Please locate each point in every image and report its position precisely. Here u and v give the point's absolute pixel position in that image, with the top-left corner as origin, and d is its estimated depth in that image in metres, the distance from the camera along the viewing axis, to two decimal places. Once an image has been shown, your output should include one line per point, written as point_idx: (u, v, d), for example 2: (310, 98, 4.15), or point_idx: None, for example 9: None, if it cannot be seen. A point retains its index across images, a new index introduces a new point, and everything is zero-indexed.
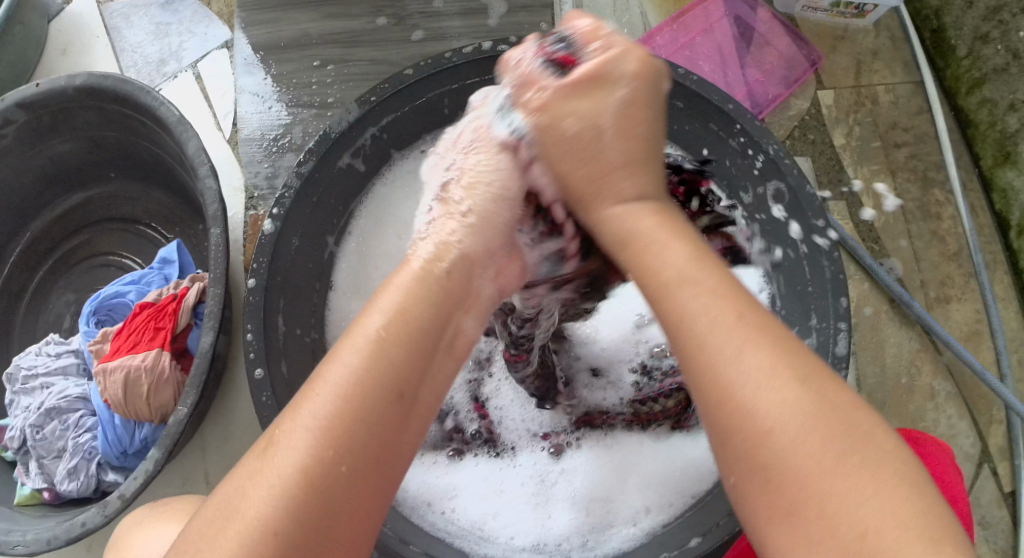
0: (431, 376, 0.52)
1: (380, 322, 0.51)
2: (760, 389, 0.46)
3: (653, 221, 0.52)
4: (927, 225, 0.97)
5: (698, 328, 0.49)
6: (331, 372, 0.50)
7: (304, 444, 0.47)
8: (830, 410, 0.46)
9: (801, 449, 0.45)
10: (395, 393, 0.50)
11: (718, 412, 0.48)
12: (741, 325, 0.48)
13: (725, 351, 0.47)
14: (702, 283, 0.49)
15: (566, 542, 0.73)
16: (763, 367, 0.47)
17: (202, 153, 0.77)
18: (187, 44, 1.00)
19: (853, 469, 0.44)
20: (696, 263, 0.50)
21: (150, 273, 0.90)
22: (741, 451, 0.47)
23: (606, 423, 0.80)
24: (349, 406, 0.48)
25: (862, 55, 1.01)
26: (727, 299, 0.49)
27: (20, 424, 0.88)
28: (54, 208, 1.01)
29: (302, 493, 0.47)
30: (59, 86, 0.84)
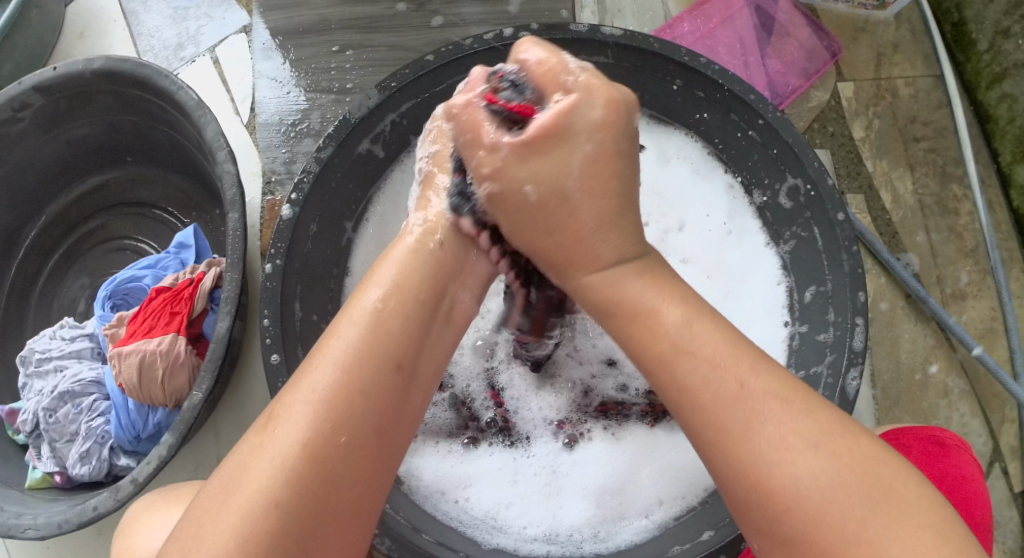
0: (427, 354, 0.54)
1: (377, 295, 0.53)
2: (774, 463, 0.47)
3: (642, 284, 0.53)
4: (944, 221, 0.96)
5: (710, 405, 0.49)
6: (331, 347, 0.51)
7: (305, 416, 0.47)
8: (850, 473, 0.46)
9: (822, 520, 0.45)
10: (393, 364, 0.51)
11: (738, 489, 0.48)
12: (747, 396, 0.49)
13: (728, 426, 0.48)
14: (701, 350, 0.50)
15: (578, 533, 0.73)
16: (774, 435, 0.47)
17: (220, 138, 0.77)
18: (205, 28, 1.00)
19: (877, 531, 0.45)
20: (692, 332, 0.51)
21: (165, 257, 0.90)
22: (766, 528, 0.47)
23: (620, 413, 0.79)
24: (348, 378, 0.49)
25: (883, 48, 1.00)
26: (725, 366, 0.50)
27: (33, 408, 0.87)
28: (69, 191, 1.01)
29: (302, 465, 0.46)
30: (76, 69, 0.84)
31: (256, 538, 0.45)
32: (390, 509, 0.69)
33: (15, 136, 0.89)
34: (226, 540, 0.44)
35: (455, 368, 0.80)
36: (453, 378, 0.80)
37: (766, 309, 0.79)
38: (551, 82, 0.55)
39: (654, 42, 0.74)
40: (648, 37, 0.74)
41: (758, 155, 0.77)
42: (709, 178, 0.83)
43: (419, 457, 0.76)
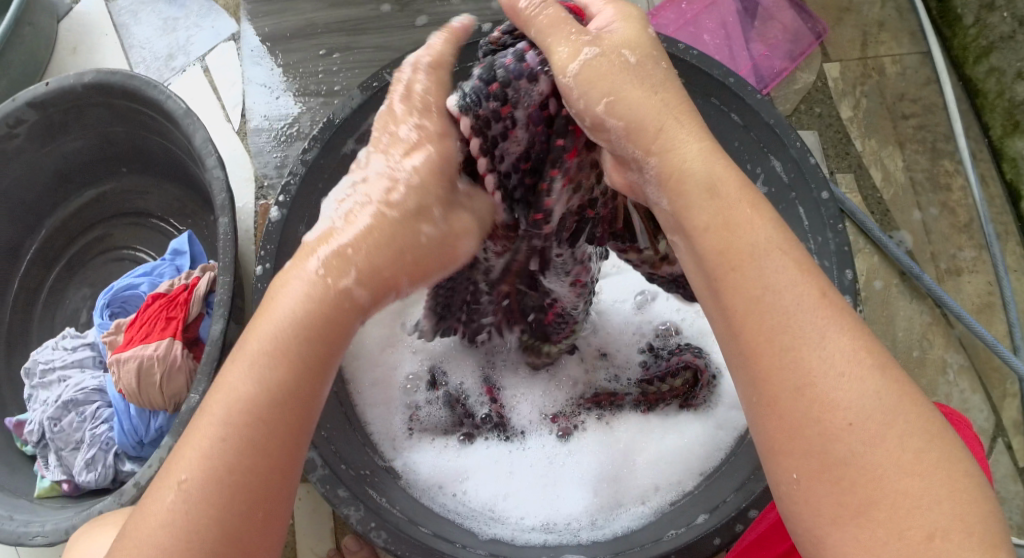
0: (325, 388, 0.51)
1: (270, 333, 0.49)
2: (840, 378, 0.43)
3: (728, 188, 0.48)
4: (936, 197, 0.96)
5: (777, 309, 0.45)
6: (227, 389, 0.47)
7: (213, 494, 0.45)
8: (911, 406, 0.43)
9: (880, 441, 0.42)
10: (299, 428, 0.48)
11: (792, 397, 0.44)
12: (826, 305, 0.45)
13: (806, 332, 0.44)
14: (790, 254, 0.47)
15: (576, 522, 0.73)
16: (847, 351, 0.44)
17: (208, 144, 0.78)
18: (194, 38, 1.01)
19: (929, 468, 0.41)
20: (784, 232, 0.47)
21: (161, 264, 0.91)
22: (813, 448, 0.43)
23: (613, 404, 0.80)
24: (252, 449, 0.46)
25: (868, 27, 1.00)
26: (810, 276, 0.46)
27: (39, 418, 0.89)
28: (67, 204, 1.02)
29: (218, 545, 0.44)
30: (67, 84, 0.85)
31: None
32: (386, 503, 0.69)
33: (11, 153, 0.90)
34: None
35: (450, 365, 0.82)
36: (447, 377, 0.81)
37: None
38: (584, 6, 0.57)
39: None
40: None
41: (739, 139, 0.77)
42: None
43: (415, 452, 0.77)
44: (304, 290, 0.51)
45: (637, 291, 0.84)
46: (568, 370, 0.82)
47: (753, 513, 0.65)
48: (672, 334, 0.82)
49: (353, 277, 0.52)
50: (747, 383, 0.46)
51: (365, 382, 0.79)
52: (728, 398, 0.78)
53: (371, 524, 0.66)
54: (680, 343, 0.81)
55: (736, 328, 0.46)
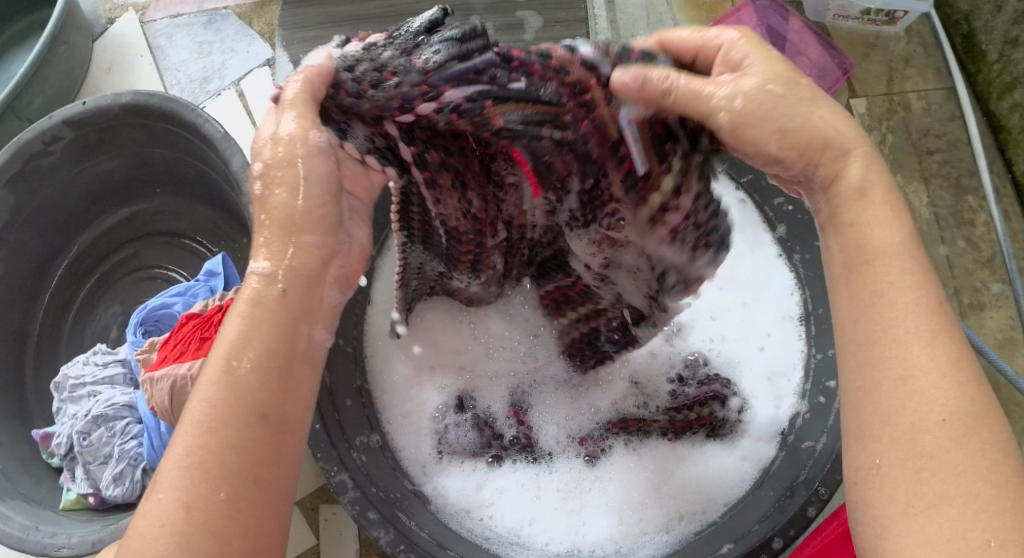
0: (295, 388, 0.51)
1: (229, 336, 0.49)
2: (947, 379, 0.45)
3: (877, 195, 0.50)
4: (960, 232, 0.97)
5: (899, 308, 0.47)
6: (189, 405, 0.48)
7: (180, 482, 0.45)
8: (993, 422, 0.44)
9: (963, 446, 0.43)
10: (257, 416, 0.48)
11: (889, 392, 0.46)
12: (942, 311, 0.47)
13: (917, 332, 0.46)
14: (917, 262, 0.48)
15: (601, 549, 0.74)
16: (952, 358, 0.45)
17: (246, 168, 0.79)
18: (229, 62, 1.02)
19: (1005, 476, 0.43)
20: (913, 241, 0.49)
21: (196, 284, 0.93)
22: (899, 437, 0.45)
23: (641, 430, 0.80)
24: (216, 438, 0.46)
25: (894, 62, 1.01)
26: (930, 288, 0.47)
27: (67, 431, 0.90)
28: (99, 222, 1.04)
29: (187, 530, 0.44)
30: (105, 105, 0.87)
31: None
32: (413, 525, 0.71)
33: (47, 169, 0.92)
34: None
35: (477, 390, 0.82)
36: (475, 399, 0.82)
37: (785, 343, 0.82)
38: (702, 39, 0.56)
39: None
40: None
41: None
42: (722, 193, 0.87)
43: (444, 477, 0.77)
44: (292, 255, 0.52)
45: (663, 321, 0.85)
46: (592, 396, 0.82)
47: (777, 544, 0.67)
48: (700, 364, 0.83)
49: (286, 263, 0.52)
50: (847, 368, 0.49)
51: (394, 412, 0.80)
52: (761, 428, 0.78)
53: (400, 546, 0.68)
54: (709, 374, 0.82)
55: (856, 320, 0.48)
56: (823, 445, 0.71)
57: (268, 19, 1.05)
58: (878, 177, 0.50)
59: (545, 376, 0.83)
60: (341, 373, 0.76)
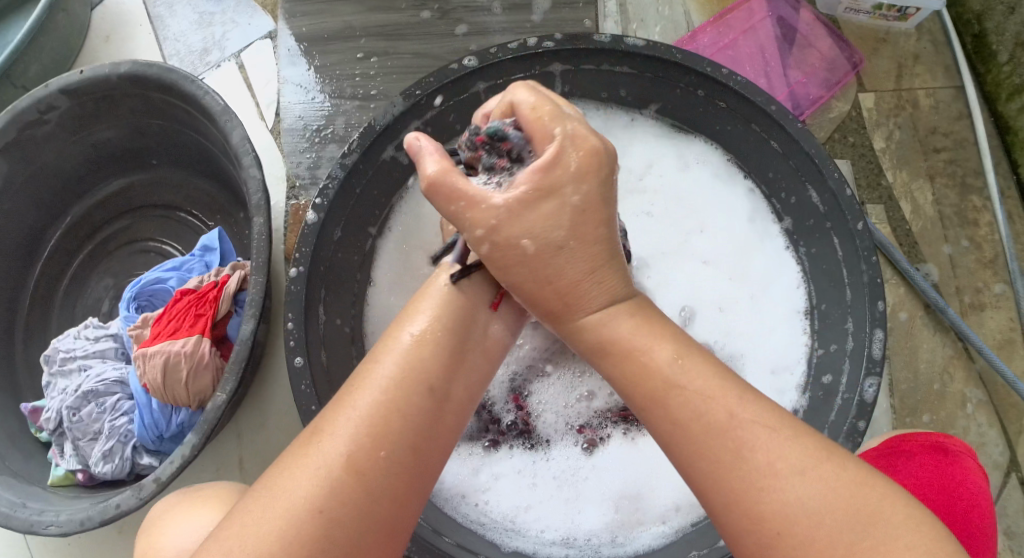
0: (461, 377, 0.58)
1: (416, 328, 0.57)
2: (764, 492, 0.49)
3: (634, 324, 0.56)
4: (963, 232, 0.96)
5: (694, 441, 0.52)
6: (373, 371, 0.55)
7: (348, 433, 0.52)
8: (841, 498, 0.49)
9: (811, 541, 0.48)
10: (427, 390, 0.55)
11: (735, 514, 0.50)
12: (733, 427, 0.51)
13: (723, 457, 0.51)
14: (689, 385, 0.53)
15: (597, 538, 0.74)
16: (764, 462, 0.50)
17: (246, 143, 0.78)
18: (231, 34, 1.00)
19: (860, 555, 0.47)
20: (680, 361, 0.54)
21: (191, 259, 0.91)
22: (753, 550, 0.49)
23: (641, 420, 0.79)
24: (389, 400, 0.53)
25: (904, 59, 1.01)
26: (717, 400, 0.52)
27: (56, 406, 0.89)
28: (94, 193, 1.02)
29: (345, 477, 0.50)
30: (103, 74, 0.85)
31: (299, 540, 0.49)
32: None
33: (42, 139, 0.90)
34: (272, 535, 0.49)
35: None
36: None
37: (788, 338, 0.81)
38: (540, 124, 0.57)
39: (678, 53, 0.75)
40: (672, 49, 0.76)
41: (779, 166, 0.79)
42: (731, 184, 0.85)
43: None
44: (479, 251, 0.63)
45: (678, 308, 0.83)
46: (594, 384, 0.80)
47: None
48: None
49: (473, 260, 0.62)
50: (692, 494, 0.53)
51: None
52: None
53: None
54: None
55: (679, 455, 0.53)
56: None
57: None
58: (629, 314, 0.57)
59: (568, 364, 0.80)
60: (337, 352, 0.74)
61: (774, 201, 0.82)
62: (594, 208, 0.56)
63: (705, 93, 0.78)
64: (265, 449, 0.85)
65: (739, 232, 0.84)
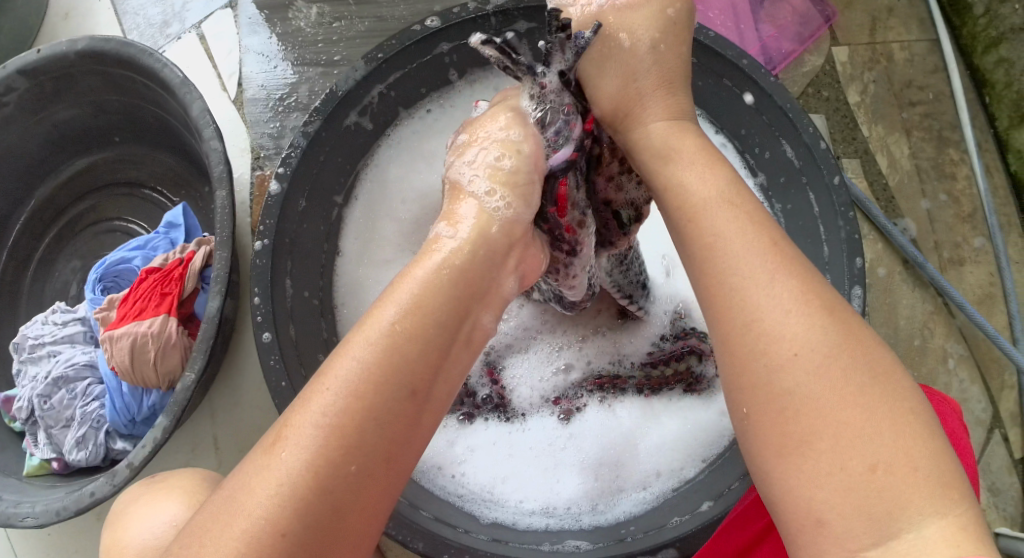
0: (446, 373, 0.48)
1: (396, 315, 0.47)
2: (788, 315, 0.45)
3: (693, 145, 0.53)
4: (941, 185, 0.95)
5: (727, 254, 0.48)
6: (341, 366, 0.45)
7: (312, 443, 0.43)
8: (855, 345, 0.45)
9: (824, 376, 0.44)
10: (409, 390, 0.46)
11: (745, 338, 0.46)
12: (776, 252, 0.47)
13: (754, 274, 0.47)
14: (738, 208, 0.50)
15: (576, 506, 0.73)
16: (794, 291, 0.46)
17: (206, 115, 0.75)
18: (190, 4, 0.97)
19: (870, 401, 0.43)
20: (735, 187, 0.51)
21: (155, 237, 0.89)
22: (759, 381, 0.45)
23: (617, 387, 0.78)
24: (361, 404, 0.44)
25: (878, 12, 0.99)
26: (759, 228, 0.48)
27: (27, 394, 0.87)
28: (57, 175, 0.99)
29: (309, 495, 0.43)
30: (59, 51, 0.82)
31: None
32: None
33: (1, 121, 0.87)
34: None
35: None
36: None
37: None
38: None
39: None
40: None
41: (751, 121, 0.77)
42: None
43: None
44: (490, 228, 0.50)
45: (662, 256, 0.82)
46: (571, 355, 0.80)
47: None
48: (680, 317, 0.81)
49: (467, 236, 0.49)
50: (706, 318, 0.49)
51: None
52: None
53: None
54: (687, 327, 0.80)
55: (703, 279, 0.49)
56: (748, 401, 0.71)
57: None
58: (687, 136, 0.53)
59: (551, 340, 0.80)
60: (306, 325, 0.73)
61: (748, 156, 0.81)
62: (681, 26, 0.56)
63: None
64: (243, 426, 0.85)
65: None
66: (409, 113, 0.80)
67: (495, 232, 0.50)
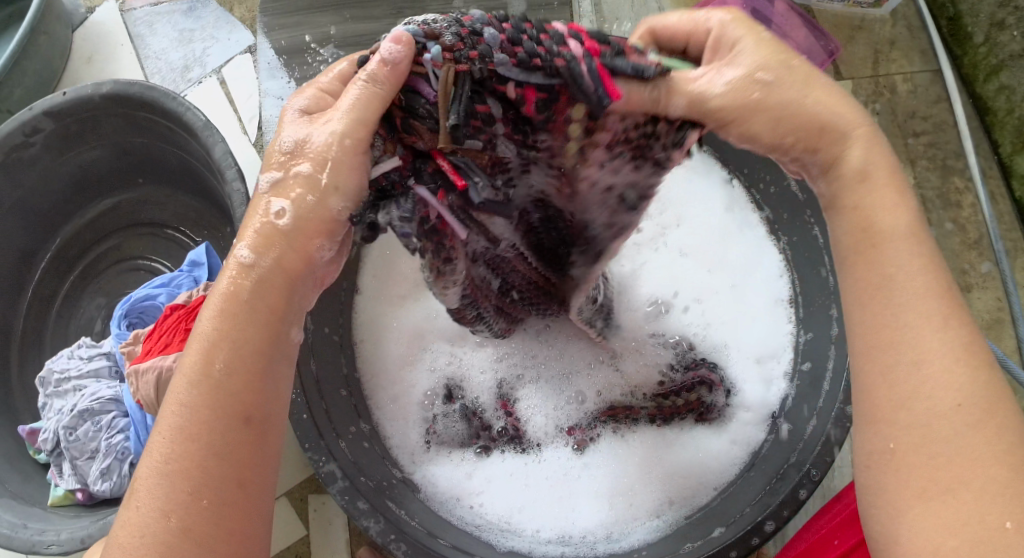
0: (275, 392, 0.49)
1: (199, 351, 0.47)
2: (957, 364, 0.45)
3: (881, 171, 0.49)
4: (946, 214, 0.97)
5: (904, 292, 0.47)
6: (166, 412, 0.47)
7: (163, 492, 0.45)
8: (1009, 402, 0.45)
9: (978, 429, 0.44)
10: (239, 419, 0.46)
11: (900, 377, 0.46)
12: (949, 296, 0.46)
13: (928, 316, 0.46)
14: (918, 243, 0.47)
15: (592, 535, 0.74)
16: (964, 338, 0.45)
17: (228, 157, 0.78)
18: (211, 49, 1.01)
19: (1019, 461, 0.43)
20: (916, 222, 0.48)
21: (179, 275, 0.93)
22: (914, 423, 0.45)
23: (629, 418, 0.80)
24: (195, 443, 0.45)
25: (880, 45, 1.01)
26: (934, 269, 0.47)
27: (53, 427, 0.89)
28: (82, 213, 1.03)
29: (172, 540, 0.44)
30: (86, 94, 0.86)
31: None
32: (404, 514, 0.70)
33: (27, 161, 0.91)
34: None
35: (465, 379, 0.82)
36: (464, 390, 0.81)
37: (771, 325, 0.82)
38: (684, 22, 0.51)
39: None
40: None
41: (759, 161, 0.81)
42: (709, 180, 0.89)
43: (434, 466, 0.77)
44: (278, 253, 0.48)
45: (648, 301, 0.85)
46: (583, 387, 0.81)
47: (803, 494, 0.67)
48: (687, 350, 0.82)
49: (267, 255, 0.48)
50: (854, 340, 0.49)
51: (384, 396, 0.80)
52: (750, 412, 0.78)
53: (391, 535, 0.68)
54: (696, 358, 0.82)
55: (857, 306, 0.48)
56: (812, 428, 0.71)
57: (249, 6, 1.03)
58: (877, 150, 0.49)
59: (552, 372, 0.81)
60: (326, 361, 0.75)
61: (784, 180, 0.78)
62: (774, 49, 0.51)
63: None
64: None
65: (720, 222, 0.87)
66: None
67: (286, 253, 0.48)
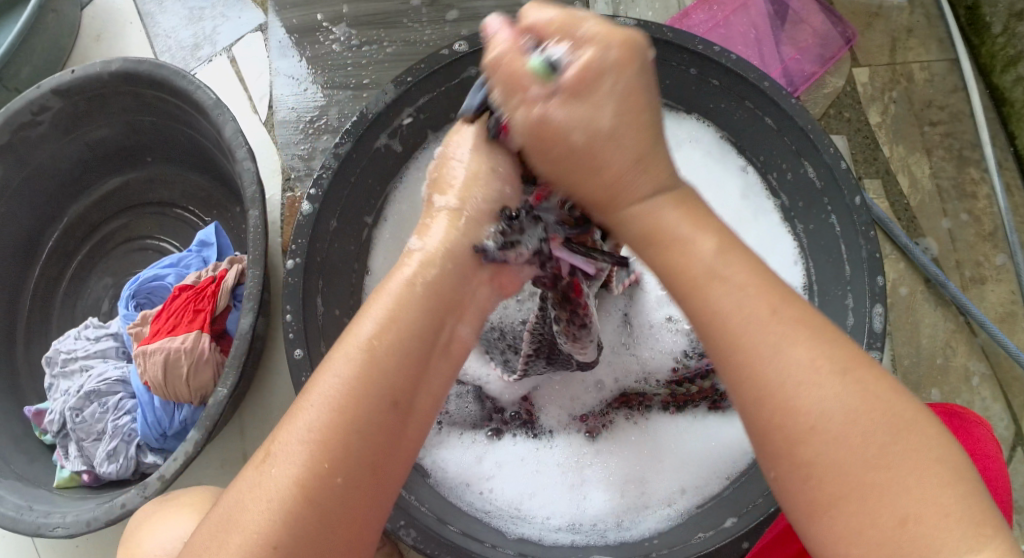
0: (427, 385, 0.51)
1: (369, 328, 0.49)
2: (816, 415, 0.44)
3: (678, 215, 0.49)
4: (962, 205, 0.96)
5: (746, 343, 0.46)
6: (319, 384, 0.48)
7: (299, 460, 0.46)
8: (903, 428, 0.44)
9: (872, 483, 0.43)
10: (390, 402, 0.48)
11: (779, 444, 0.45)
12: (774, 320, 0.46)
13: (760, 347, 0.46)
14: (731, 277, 0.47)
15: (602, 522, 0.73)
16: (803, 360, 0.45)
17: (239, 136, 0.77)
18: (221, 28, 1.00)
19: (917, 493, 0.42)
20: (723, 254, 0.48)
21: (188, 255, 0.92)
22: (802, 489, 0.45)
23: (642, 404, 0.79)
24: (344, 419, 0.47)
25: (897, 33, 1.00)
26: (760, 294, 0.47)
27: (59, 408, 0.88)
28: (89, 193, 1.02)
29: (298, 508, 0.45)
30: (94, 72, 0.84)
31: None
32: (414, 500, 0.69)
33: (34, 141, 0.90)
34: None
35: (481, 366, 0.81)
36: (476, 373, 0.81)
37: None
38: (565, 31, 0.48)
39: (668, 30, 0.74)
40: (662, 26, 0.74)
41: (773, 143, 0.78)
42: (724, 164, 0.85)
43: (444, 449, 0.76)
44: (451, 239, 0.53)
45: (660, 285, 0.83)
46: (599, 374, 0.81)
47: None
48: None
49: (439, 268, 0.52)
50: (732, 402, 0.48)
51: None
52: None
53: (401, 521, 0.66)
54: None
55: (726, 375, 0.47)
56: None
57: None
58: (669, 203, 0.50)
59: None
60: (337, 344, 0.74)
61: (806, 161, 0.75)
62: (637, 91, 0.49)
63: (697, 72, 0.78)
64: None
65: (733, 208, 0.84)
66: (436, 135, 0.81)
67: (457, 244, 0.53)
